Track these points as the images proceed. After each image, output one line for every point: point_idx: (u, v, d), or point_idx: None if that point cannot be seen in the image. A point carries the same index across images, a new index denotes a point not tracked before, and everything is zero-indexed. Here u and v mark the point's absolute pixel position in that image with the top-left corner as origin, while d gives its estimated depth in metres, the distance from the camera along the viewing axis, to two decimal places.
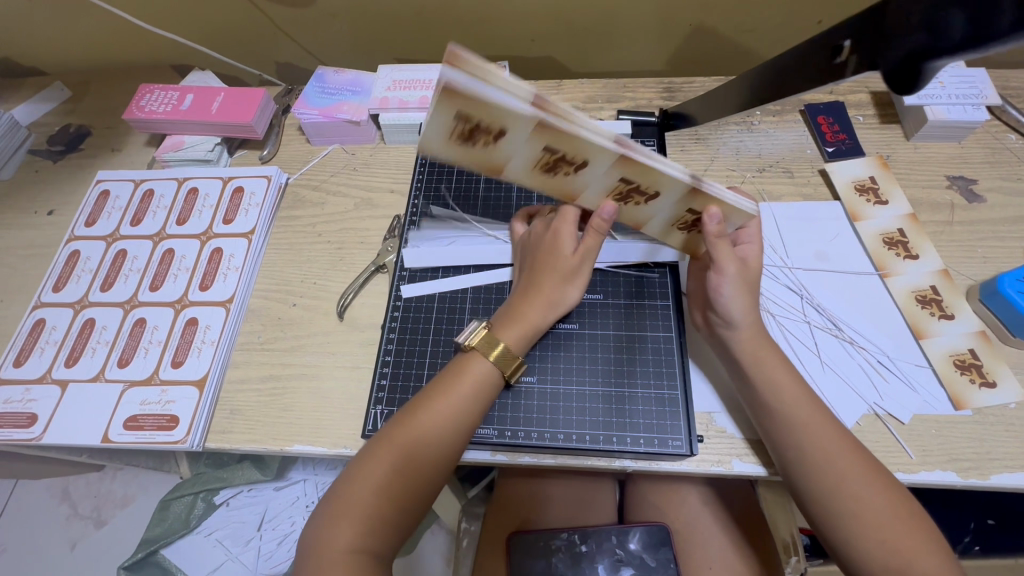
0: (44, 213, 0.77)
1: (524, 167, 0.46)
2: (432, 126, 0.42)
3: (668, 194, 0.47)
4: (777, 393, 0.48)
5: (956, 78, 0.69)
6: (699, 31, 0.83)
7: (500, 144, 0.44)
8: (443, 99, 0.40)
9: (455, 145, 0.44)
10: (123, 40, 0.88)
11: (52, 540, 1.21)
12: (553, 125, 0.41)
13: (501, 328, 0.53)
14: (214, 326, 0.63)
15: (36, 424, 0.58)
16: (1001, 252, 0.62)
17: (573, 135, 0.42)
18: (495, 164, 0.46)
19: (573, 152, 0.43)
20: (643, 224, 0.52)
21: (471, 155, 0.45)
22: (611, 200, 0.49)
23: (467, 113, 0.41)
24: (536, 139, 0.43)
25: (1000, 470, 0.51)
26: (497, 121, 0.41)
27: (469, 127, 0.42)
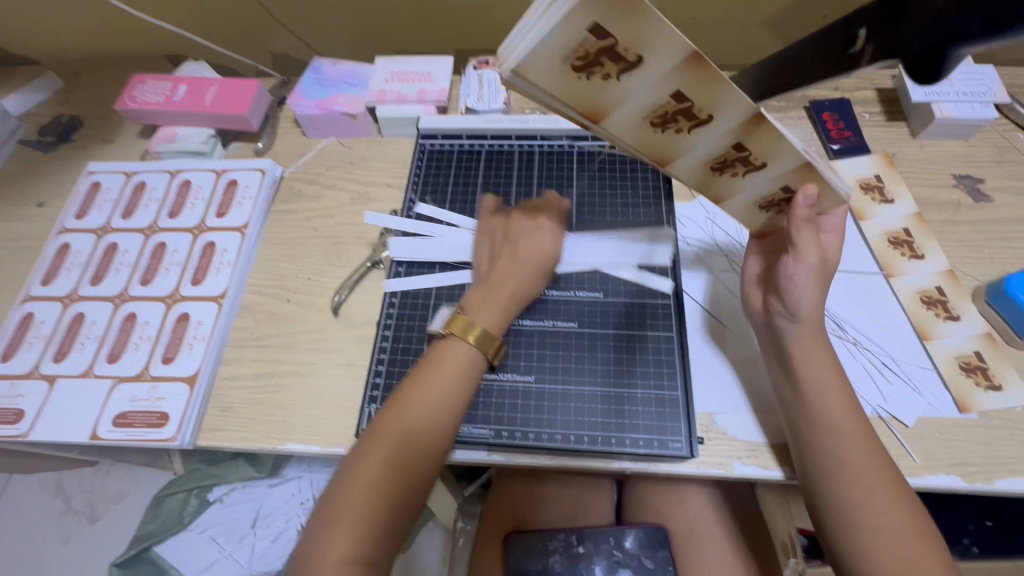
0: (34, 205, 0.75)
1: (633, 112, 0.41)
2: (547, 44, 0.35)
3: (775, 165, 0.45)
4: (824, 398, 0.47)
5: (964, 75, 0.68)
6: (702, 25, 0.82)
7: (621, 80, 0.39)
8: (589, 6, 0.33)
9: (568, 73, 0.38)
10: (116, 29, 0.86)
11: (45, 535, 1.20)
12: (701, 63, 0.37)
13: (476, 311, 0.53)
14: (206, 322, 0.62)
15: (23, 421, 0.57)
16: (1009, 252, 0.61)
17: (717, 79, 0.38)
18: (598, 104, 0.40)
19: (701, 102, 0.40)
20: (727, 195, 0.50)
21: (580, 92, 0.39)
22: (709, 165, 0.46)
23: (605, 30, 0.35)
24: (670, 77, 0.38)
25: (1006, 475, 0.50)
26: (638, 45, 0.36)
27: (597, 49, 0.36)
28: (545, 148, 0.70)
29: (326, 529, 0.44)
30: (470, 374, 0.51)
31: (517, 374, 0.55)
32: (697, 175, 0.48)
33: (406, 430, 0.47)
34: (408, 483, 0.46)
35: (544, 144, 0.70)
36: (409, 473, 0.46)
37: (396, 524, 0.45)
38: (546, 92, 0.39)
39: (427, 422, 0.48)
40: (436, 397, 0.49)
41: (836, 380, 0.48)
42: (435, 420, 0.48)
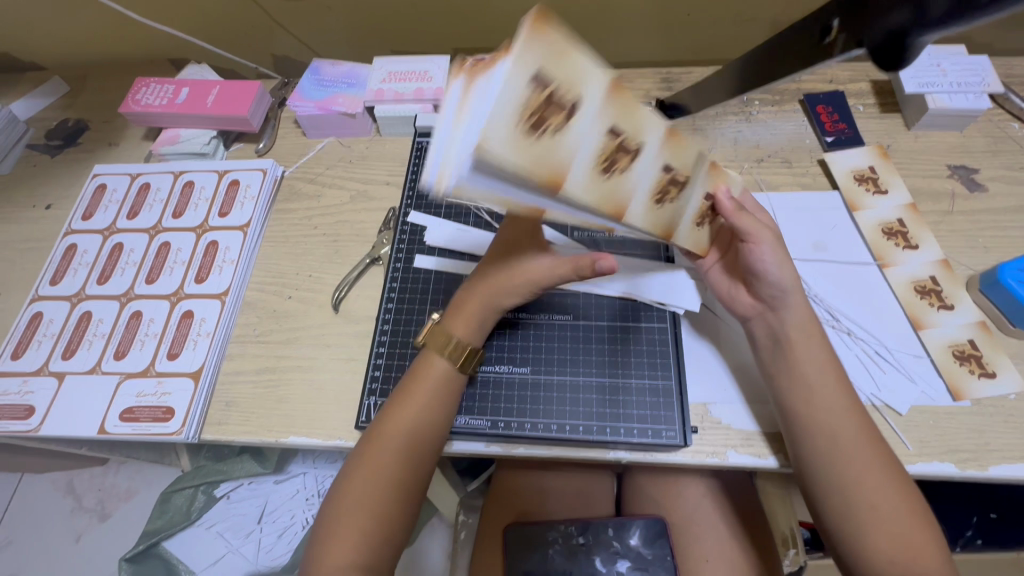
0: (43, 207, 0.77)
1: (587, 164, 0.38)
2: (495, 110, 0.32)
3: (697, 173, 0.47)
4: (820, 382, 0.48)
5: (958, 66, 0.68)
6: (697, 20, 0.82)
7: (569, 130, 0.35)
8: (526, 51, 0.32)
9: (524, 139, 0.33)
10: (119, 34, 0.88)
11: (56, 533, 1.22)
12: (625, 89, 0.37)
13: (450, 321, 0.54)
14: (209, 319, 0.63)
15: (34, 416, 0.59)
16: (1003, 242, 0.61)
17: (635, 104, 0.38)
18: (558, 166, 0.36)
19: (633, 134, 0.39)
20: (676, 226, 0.50)
21: (537, 158, 0.34)
22: (655, 199, 0.45)
23: (546, 76, 0.33)
24: (606, 114, 0.37)
25: (999, 462, 0.50)
26: (575, 83, 0.34)
27: (543, 103, 0.33)
28: None
29: (322, 540, 0.48)
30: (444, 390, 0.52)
31: (514, 366, 0.56)
32: (652, 215, 0.45)
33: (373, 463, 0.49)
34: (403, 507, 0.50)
35: None
36: (394, 501, 0.49)
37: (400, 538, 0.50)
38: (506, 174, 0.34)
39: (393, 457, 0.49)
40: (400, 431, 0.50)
41: (828, 365, 0.48)
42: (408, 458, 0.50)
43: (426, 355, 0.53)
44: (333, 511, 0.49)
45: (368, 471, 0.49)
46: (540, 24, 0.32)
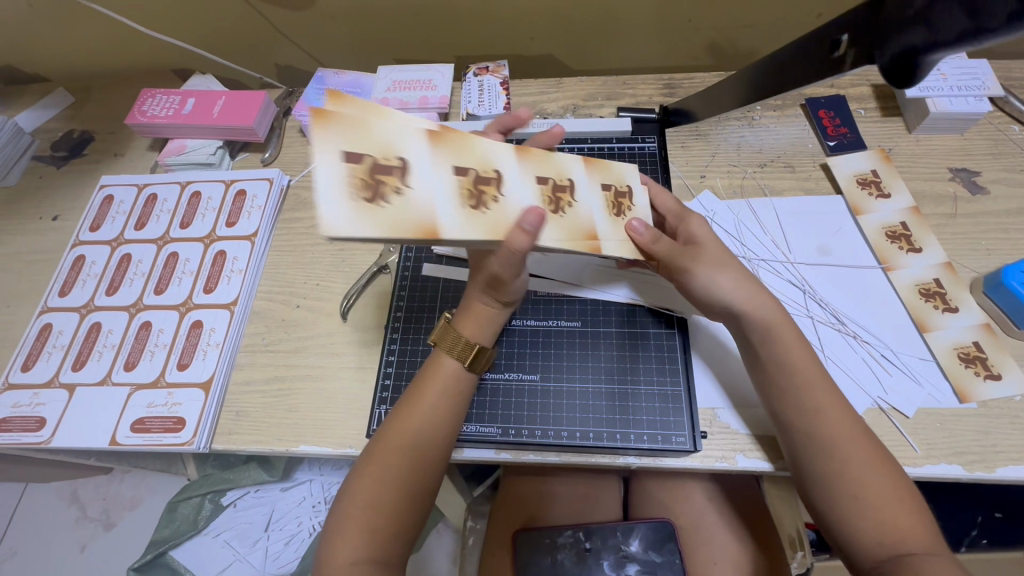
0: (49, 218, 0.77)
1: (450, 205, 0.42)
2: (328, 193, 0.38)
3: (576, 176, 0.49)
4: (789, 376, 0.48)
5: (958, 69, 0.69)
6: (698, 26, 0.83)
7: (409, 185, 0.41)
8: (323, 138, 0.39)
9: (365, 207, 0.39)
10: (124, 46, 0.88)
11: (62, 543, 1.22)
12: (446, 135, 0.43)
13: (460, 321, 0.53)
14: (219, 329, 0.63)
15: (44, 428, 0.59)
16: (1006, 244, 0.62)
17: (464, 141, 0.44)
18: (421, 220, 0.40)
19: (482, 165, 0.44)
20: (595, 230, 0.48)
21: (388, 217, 0.39)
22: (550, 211, 0.46)
23: (356, 152, 0.39)
24: (439, 159, 0.42)
25: (1006, 463, 0.50)
26: (394, 149, 0.41)
27: (366, 172, 0.39)
28: None
29: (333, 538, 0.48)
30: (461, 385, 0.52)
31: (523, 373, 0.57)
32: (557, 225, 0.46)
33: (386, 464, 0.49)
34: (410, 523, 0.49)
35: None
36: (409, 502, 0.49)
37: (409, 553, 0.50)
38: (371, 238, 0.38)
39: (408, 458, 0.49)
40: (400, 446, 0.49)
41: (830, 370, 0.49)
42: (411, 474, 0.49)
43: (436, 353, 0.53)
44: (328, 532, 0.48)
45: (381, 472, 0.49)
46: (329, 115, 0.39)
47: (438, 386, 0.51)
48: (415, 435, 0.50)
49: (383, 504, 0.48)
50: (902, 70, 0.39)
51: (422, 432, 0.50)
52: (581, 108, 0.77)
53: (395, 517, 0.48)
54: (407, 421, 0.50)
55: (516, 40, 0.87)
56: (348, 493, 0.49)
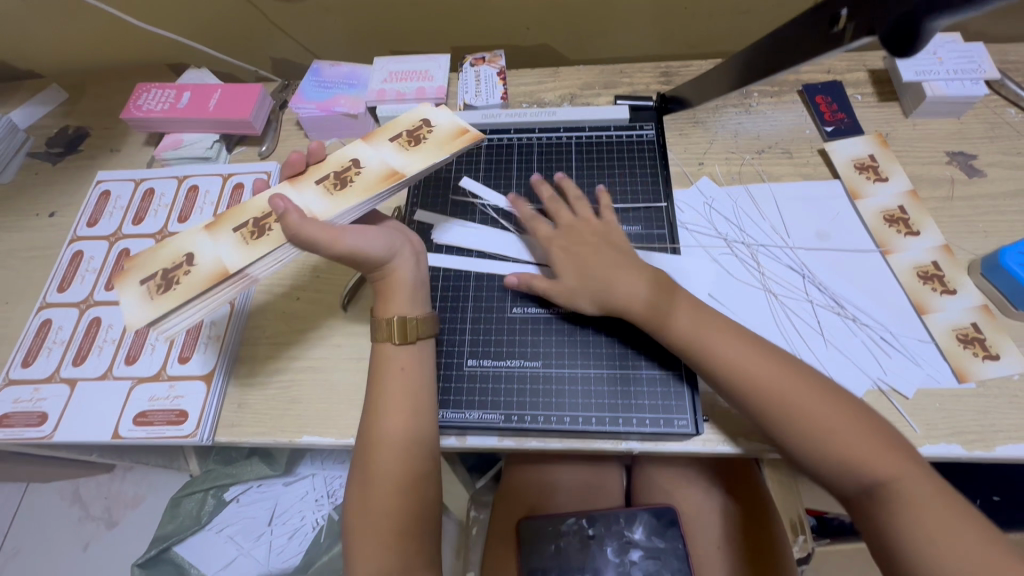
0: (46, 215, 0.77)
1: (233, 251, 0.54)
2: (132, 306, 0.51)
3: (346, 156, 0.57)
4: (733, 370, 0.49)
5: (954, 53, 0.69)
6: (695, 14, 0.82)
7: (196, 265, 0.53)
8: (127, 280, 0.53)
9: (162, 296, 0.52)
10: (118, 41, 0.88)
11: (64, 542, 1.22)
12: (221, 219, 0.57)
13: (378, 308, 0.56)
14: (219, 322, 0.63)
15: (46, 423, 0.59)
16: (1003, 226, 0.62)
17: (233, 217, 0.57)
18: (213, 272, 0.52)
19: (256, 213, 0.56)
20: (392, 169, 0.55)
21: (184, 291, 0.52)
22: (338, 188, 0.54)
23: (156, 269, 0.54)
24: (217, 237, 0.55)
25: (1005, 442, 0.51)
26: (182, 250, 0.55)
27: (162, 275, 0.53)
28: (544, 140, 0.71)
29: (351, 549, 0.49)
30: (414, 373, 0.53)
31: (525, 360, 0.57)
32: (346, 198, 0.54)
33: (373, 470, 0.50)
34: (416, 521, 0.50)
35: (544, 136, 0.72)
36: (410, 498, 0.50)
37: (418, 550, 0.50)
38: (163, 314, 0.51)
39: (391, 457, 0.50)
40: (390, 449, 0.50)
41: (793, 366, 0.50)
42: (403, 476, 0.50)
43: (378, 348, 0.55)
44: (351, 532, 0.50)
45: (375, 475, 0.50)
46: (127, 269, 0.54)
47: (392, 379, 0.52)
48: (387, 434, 0.51)
49: (385, 507, 0.49)
50: (902, 41, 0.39)
51: (393, 429, 0.51)
52: (578, 97, 0.77)
53: (399, 516, 0.49)
54: (377, 422, 0.51)
55: (512, 30, 0.86)
56: (352, 503, 0.51)
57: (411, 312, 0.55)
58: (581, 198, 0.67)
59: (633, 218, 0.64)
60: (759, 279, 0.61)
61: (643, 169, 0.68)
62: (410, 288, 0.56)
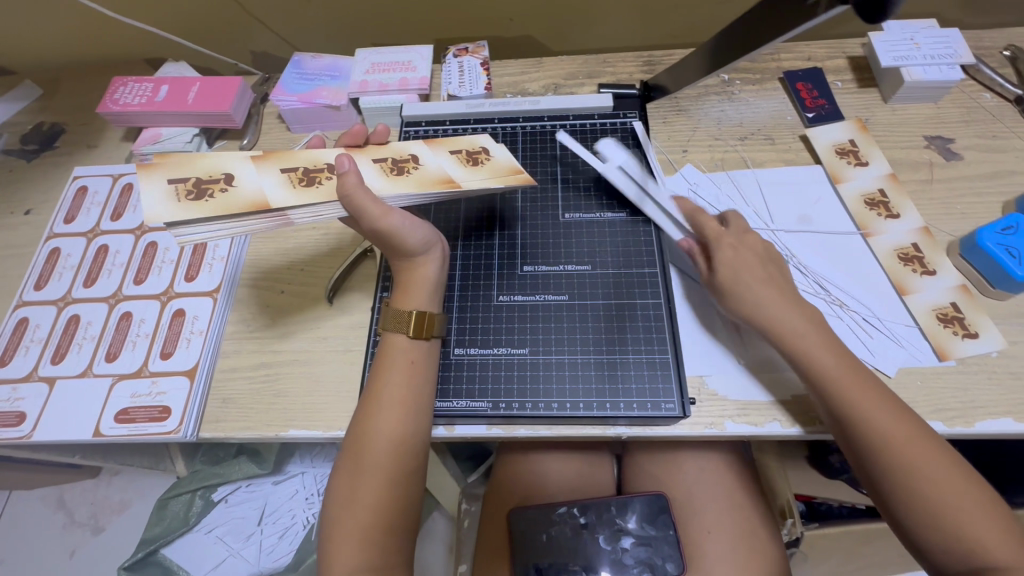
0: (21, 213, 0.75)
1: (279, 187, 0.51)
2: (156, 202, 0.47)
3: (411, 149, 0.58)
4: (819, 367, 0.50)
5: (931, 39, 0.70)
6: (677, 3, 0.83)
7: (234, 188, 0.50)
8: (147, 176, 0.49)
9: (187, 204, 0.48)
10: (93, 35, 0.86)
11: (49, 549, 1.19)
12: (272, 155, 0.53)
13: (396, 300, 0.55)
14: (202, 317, 0.62)
15: (25, 423, 0.58)
16: (980, 208, 0.63)
17: (290, 156, 0.53)
18: (252, 200, 0.49)
19: (310, 162, 0.53)
20: (449, 177, 0.56)
21: (220, 206, 0.48)
22: (390, 173, 0.55)
23: (181, 177, 0.49)
24: (264, 170, 0.52)
25: (985, 418, 0.52)
26: (220, 166, 0.51)
27: (192, 186, 0.49)
28: (528, 129, 0.71)
29: (327, 546, 0.49)
30: (412, 367, 0.52)
31: (512, 347, 0.57)
32: (395, 182, 0.55)
33: (360, 463, 0.50)
34: (396, 514, 0.50)
35: (527, 125, 0.71)
36: (396, 492, 0.50)
37: (398, 542, 0.50)
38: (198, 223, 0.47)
39: (379, 450, 0.50)
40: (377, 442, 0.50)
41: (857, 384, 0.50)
42: (388, 469, 0.50)
43: (386, 338, 0.54)
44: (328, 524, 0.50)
45: (361, 468, 0.50)
46: (155, 163, 0.50)
47: (394, 370, 0.52)
48: (379, 428, 0.50)
49: (370, 500, 0.49)
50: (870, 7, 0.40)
51: (386, 423, 0.50)
52: (562, 87, 0.77)
53: (384, 510, 0.49)
54: (370, 416, 0.51)
55: (495, 21, 0.86)
56: (336, 496, 0.50)
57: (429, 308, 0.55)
58: (565, 186, 0.66)
59: (617, 205, 0.64)
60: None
61: (627, 157, 0.68)
62: (434, 287, 0.56)
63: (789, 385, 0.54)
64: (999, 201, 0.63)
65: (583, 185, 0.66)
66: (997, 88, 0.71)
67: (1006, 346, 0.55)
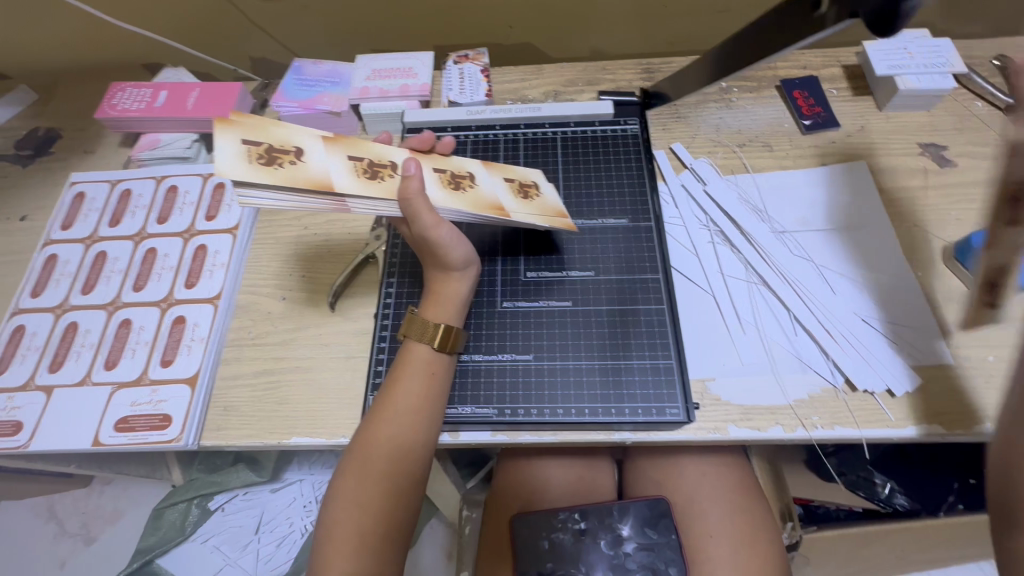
0: (17, 219, 0.74)
1: (345, 172, 0.49)
2: (226, 155, 0.44)
3: (473, 169, 0.59)
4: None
5: (924, 48, 0.71)
6: (674, 11, 0.84)
7: (303, 163, 0.48)
8: (224, 131, 0.46)
9: (259, 167, 0.45)
10: (89, 41, 0.85)
11: (39, 561, 1.17)
12: (342, 140, 0.52)
13: (423, 309, 0.55)
14: (203, 323, 0.62)
15: (22, 432, 0.57)
16: (974, 214, 0.64)
17: (359, 144, 0.53)
18: (317, 179, 0.47)
19: (377, 156, 0.52)
20: (500, 204, 0.56)
21: (286, 176, 0.46)
22: (447, 187, 0.55)
23: (255, 140, 0.47)
24: (333, 152, 0.50)
25: (983, 421, 0.52)
26: (296, 139, 0.49)
27: (264, 151, 0.46)
28: (529, 135, 0.72)
29: (323, 550, 0.48)
30: (431, 377, 0.52)
31: (516, 353, 0.57)
32: (451, 197, 0.54)
33: (368, 468, 0.49)
34: (393, 523, 0.50)
35: (529, 131, 0.72)
36: (399, 498, 0.50)
37: (394, 551, 0.50)
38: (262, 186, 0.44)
39: (388, 457, 0.50)
40: (387, 449, 0.50)
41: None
42: (393, 478, 0.50)
43: (407, 345, 0.54)
44: (325, 537, 0.49)
45: (366, 475, 0.49)
46: (233, 120, 0.48)
47: (413, 377, 0.52)
48: (392, 435, 0.50)
49: (373, 505, 0.49)
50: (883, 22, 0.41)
51: (400, 430, 0.50)
52: (562, 94, 0.78)
53: (386, 516, 0.49)
54: (384, 421, 0.50)
55: (495, 28, 0.87)
56: (336, 499, 0.50)
57: (450, 320, 0.55)
58: (567, 191, 0.67)
59: (619, 210, 0.65)
60: (744, 265, 0.62)
61: (627, 163, 0.69)
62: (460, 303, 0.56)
63: (790, 390, 0.55)
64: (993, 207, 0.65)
65: (584, 189, 0.67)
66: (988, 97, 0.72)
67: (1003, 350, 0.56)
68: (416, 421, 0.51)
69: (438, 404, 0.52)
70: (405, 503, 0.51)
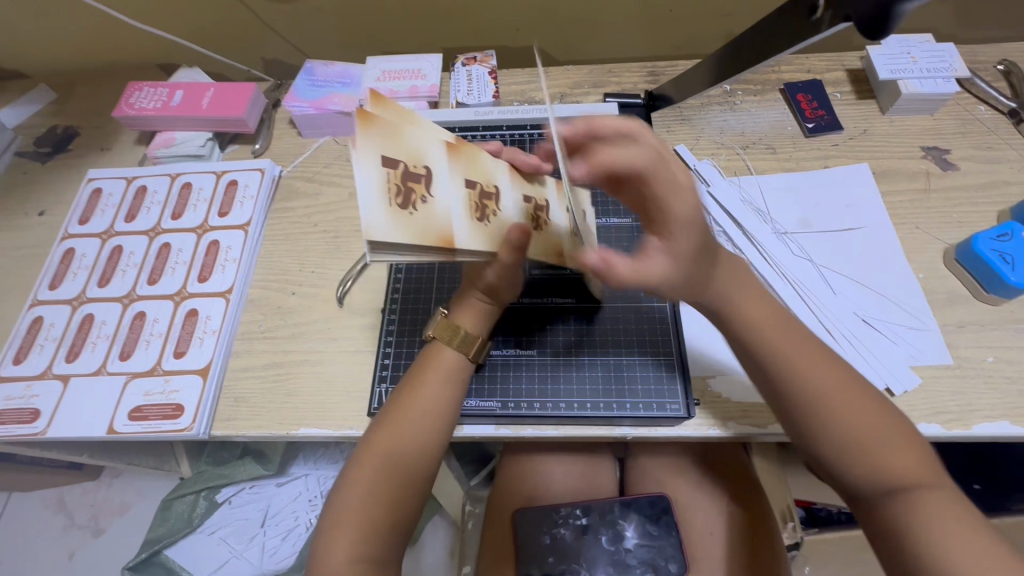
0: (36, 214, 0.76)
1: (465, 215, 0.45)
2: (368, 191, 0.39)
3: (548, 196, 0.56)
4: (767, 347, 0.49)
5: (928, 53, 0.72)
6: (680, 16, 0.85)
7: (433, 200, 0.43)
8: (363, 142, 0.40)
9: (398, 211, 0.40)
10: (108, 41, 0.88)
11: (48, 551, 1.19)
12: (456, 153, 0.48)
13: (455, 313, 0.55)
14: (214, 316, 0.63)
15: (39, 420, 0.58)
16: (976, 217, 0.65)
17: (473, 163, 0.49)
18: (443, 229, 0.43)
19: (485, 182, 0.49)
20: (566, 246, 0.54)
21: (420, 231, 0.41)
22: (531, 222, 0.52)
23: (391, 158, 0.42)
24: (455, 176, 0.46)
25: (981, 421, 0.53)
26: (421, 159, 0.44)
27: (400, 181, 0.41)
28: (536, 136, 0.73)
29: (327, 537, 0.49)
30: (445, 380, 0.53)
31: (520, 348, 0.58)
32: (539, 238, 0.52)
33: (379, 463, 0.51)
34: (399, 515, 0.51)
35: (536, 132, 0.73)
36: (405, 494, 0.51)
37: (398, 538, 0.51)
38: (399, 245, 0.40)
39: (399, 453, 0.51)
40: (401, 446, 0.51)
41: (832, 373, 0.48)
42: (405, 474, 0.51)
43: (435, 348, 0.54)
44: (327, 525, 0.50)
45: (376, 469, 0.51)
46: (367, 123, 0.41)
47: (432, 380, 0.53)
48: (404, 433, 0.51)
49: (380, 496, 0.50)
50: (873, 24, 0.43)
51: (412, 429, 0.51)
52: (568, 96, 0.79)
53: (392, 510, 0.50)
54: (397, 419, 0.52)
55: (503, 31, 0.88)
56: (342, 489, 0.51)
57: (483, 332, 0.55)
58: None
59: (623, 210, 0.66)
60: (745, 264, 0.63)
61: None
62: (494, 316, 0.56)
63: None
64: (994, 210, 0.65)
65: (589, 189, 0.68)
66: (991, 101, 0.73)
67: (1002, 352, 0.56)
68: (432, 422, 0.52)
69: (455, 406, 0.53)
70: (413, 496, 0.52)
